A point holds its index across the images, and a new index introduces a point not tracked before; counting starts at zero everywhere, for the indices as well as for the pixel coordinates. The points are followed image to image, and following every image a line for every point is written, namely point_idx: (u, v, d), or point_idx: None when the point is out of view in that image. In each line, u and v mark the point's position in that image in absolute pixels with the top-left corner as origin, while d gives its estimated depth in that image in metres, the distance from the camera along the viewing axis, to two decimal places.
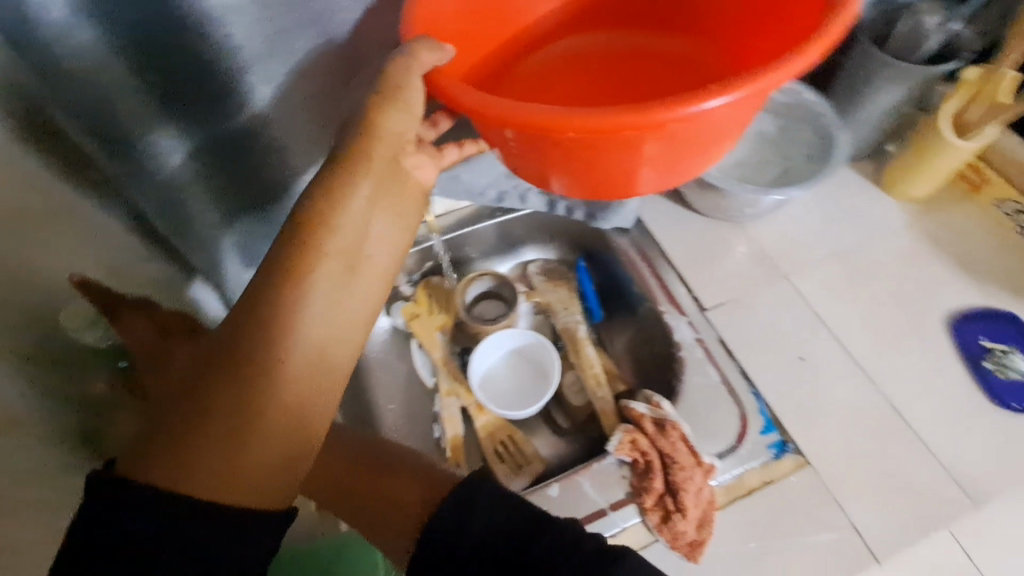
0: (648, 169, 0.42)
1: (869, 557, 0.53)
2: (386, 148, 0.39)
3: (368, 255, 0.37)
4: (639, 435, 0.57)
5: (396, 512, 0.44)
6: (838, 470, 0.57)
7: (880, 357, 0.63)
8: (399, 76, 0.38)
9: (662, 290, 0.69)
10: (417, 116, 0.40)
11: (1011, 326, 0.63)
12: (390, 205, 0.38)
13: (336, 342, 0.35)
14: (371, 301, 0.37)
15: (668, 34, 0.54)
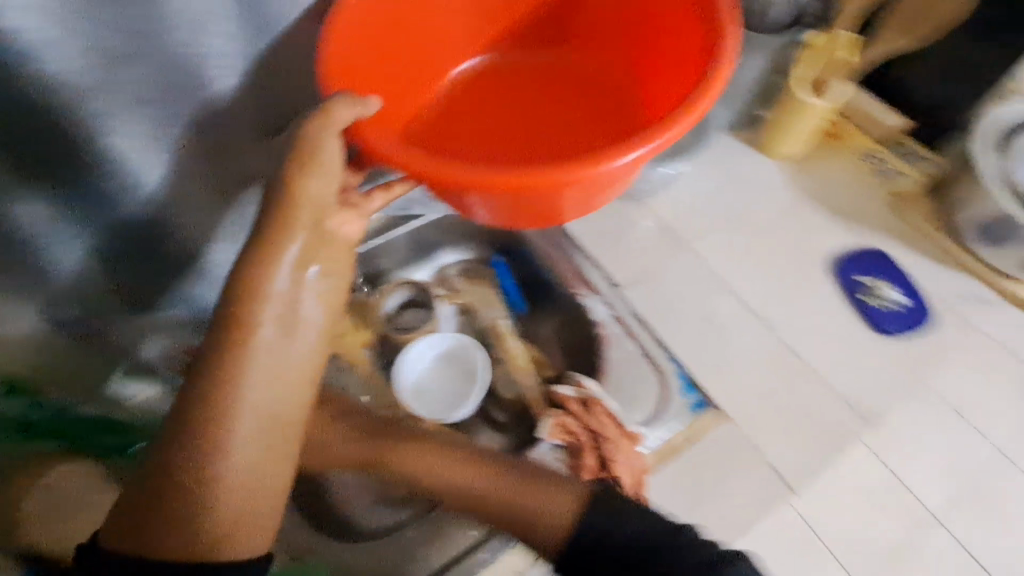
0: (573, 208, 0.49)
1: (786, 492, 0.58)
2: (308, 213, 0.41)
3: (304, 315, 0.40)
4: (566, 417, 0.58)
5: (535, 524, 0.47)
6: (751, 416, 0.62)
7: (777, 306, 0.69)
8: (320, 137, 0.42)
9: (575, 274, 0.72)
10: (334, 175, 0.43)
11: (883, 261, 0.70)
12: (326, 262, 0.41)
13: (281, 401, 0.38)
14: (313, 357, 0.40)
15: (568, 52, 0.65)
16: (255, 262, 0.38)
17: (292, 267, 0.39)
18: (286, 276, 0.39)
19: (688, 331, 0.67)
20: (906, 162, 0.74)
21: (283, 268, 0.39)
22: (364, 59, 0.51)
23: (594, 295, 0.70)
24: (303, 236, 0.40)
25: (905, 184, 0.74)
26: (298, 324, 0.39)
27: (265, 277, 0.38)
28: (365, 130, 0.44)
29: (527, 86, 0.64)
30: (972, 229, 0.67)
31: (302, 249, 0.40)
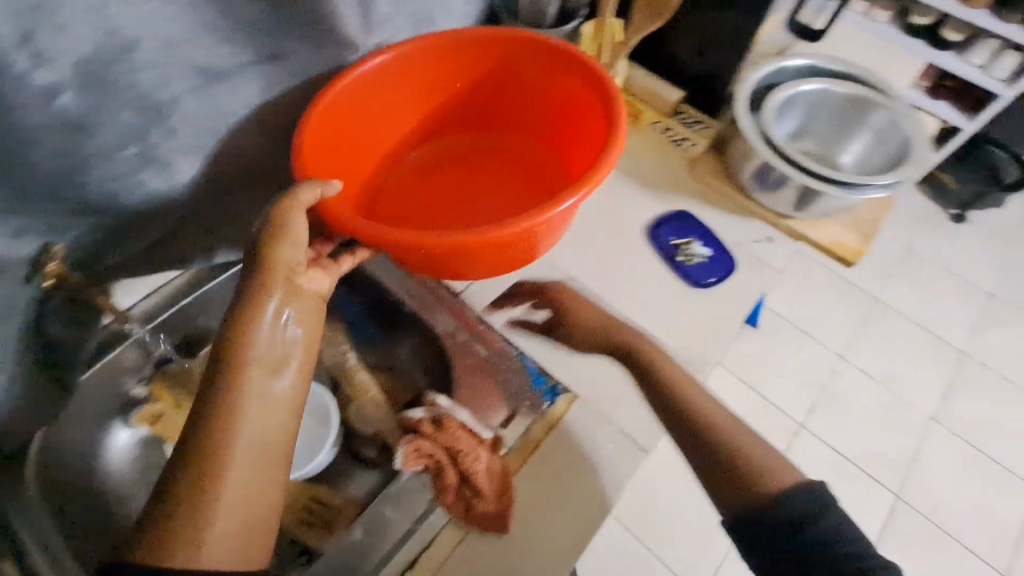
0: (525, 250, 0.61)
1: (641, 452, 0.61)
2: (281, 275, 0.49)
3: (285, 356, 0.49)
4: (420, 441, 0.57)
5: (739, 482, 0.57)
6: (599, 390, 0.65)
7: (606, 279, 0.73)
8: (294, 221, 0.49)
9: (413, 291, 0.71)
10: (303, 247, 0.50)
11: (689, 221, 0.77)
12: (298, 311, 0.50)
13: (272, 426, 0.47)
14: (297, 388, 0.50)
15: (487, 130, 0.79)
16: (243, 318, 0.47)
17: (271, 323, 0.48)
18: (268, 329, 0.48)
19: (530, 320, 0.69)
20: (687, 128, 0.81)
21: (266, 322, 0.47)
22: (325, 148, 0.62)
23: (436, 307, 0.70)
24: (278, 298, 0.48)
25: (692, 148, 0.82)
26: (283, 367, 0.49)
27: (255, 325, 0.47)
28: (337, 211, 0.55)
29: (457, 163, 0.77)
30: (750, 177, 0.75)
31: (281, 310, 0.48)
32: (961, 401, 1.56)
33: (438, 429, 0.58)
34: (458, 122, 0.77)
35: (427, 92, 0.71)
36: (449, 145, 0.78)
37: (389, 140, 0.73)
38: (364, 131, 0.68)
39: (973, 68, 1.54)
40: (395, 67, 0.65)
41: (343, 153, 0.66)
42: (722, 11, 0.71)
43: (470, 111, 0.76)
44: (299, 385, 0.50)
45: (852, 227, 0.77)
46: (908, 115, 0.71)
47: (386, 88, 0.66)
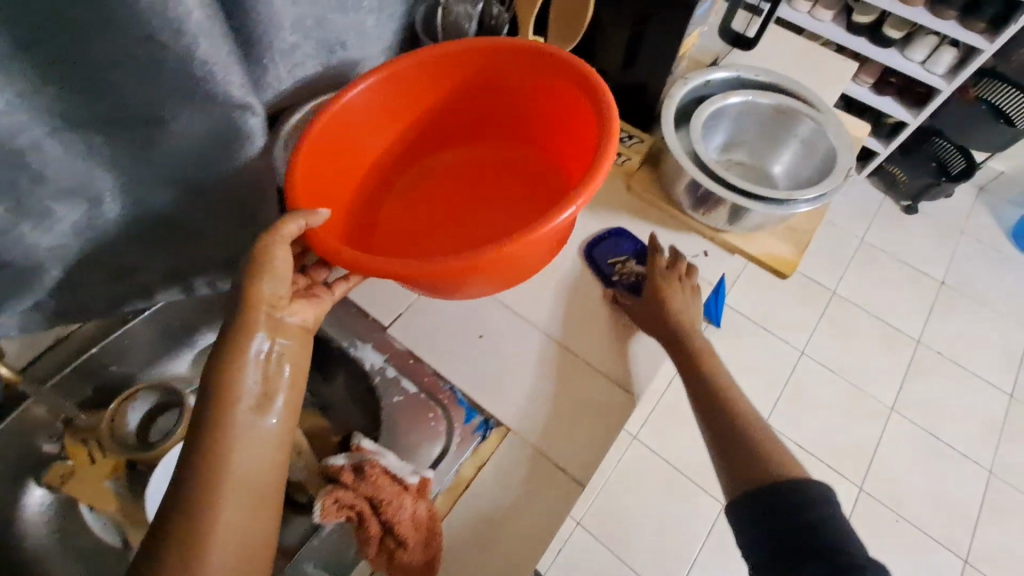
0: (535, 260, 0.58)
1: (576, 486, 0.61)
2: (262, 311, 0.48)
3: (273, 385, 0.48)
4: (341, 492, 0.54)
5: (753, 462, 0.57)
6: (535, 423, 0.64)
7: (540, 304, 0.71)
8: (280, 257, 0.49)
9: (338, 325, 0.68)
10: (287, 278, 0.50)
11: (625, 239, 0.76)
12: (283, 341, 0.50)
13: (262, 463, 0.46)
14: (288, 416, 0.49)
15: (479, 142, 0.76)
16: (231, 354, 0.46)
17: (257, 361, 0.47)
18: (257, 361, 0.47)
19: (462, 352, 0.67)
20: (621, 144, 0.80)
21: (250, 358, 0.47)
22: (317, 177, 0.59)
23: (364, 343, 0.67)
24: (265, 336, 0.48)
25: (628, 163, 0.80)
26: (272, 403, 0.48)
27: (244, 359, 0.46)
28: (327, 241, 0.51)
29: (453, 178, 0.75)
30: (682, 196, 0.74)
31: (268, 347, 0.48)
32: (917, 387, 1.59)
33: (359, 477, 0.55)
34: (451, 131, 0.74)
35: (417, 108, 0.68)
36: (445, 159, 0.75)
37: (384, 161, 0.71)
38: (354, 159, 0.65)
39: (914, 62, 1.56)
40: (380, 86, 0.61)
41: (335, 180, 0.63)
42: (647, 27, 0.69)
43: (463, 120, 0.73)
44: (287, 422, 0.49)
45: (786, 238, 0.76)
46: (834, 124, 0.70)
47: (374, 108, 0.63)
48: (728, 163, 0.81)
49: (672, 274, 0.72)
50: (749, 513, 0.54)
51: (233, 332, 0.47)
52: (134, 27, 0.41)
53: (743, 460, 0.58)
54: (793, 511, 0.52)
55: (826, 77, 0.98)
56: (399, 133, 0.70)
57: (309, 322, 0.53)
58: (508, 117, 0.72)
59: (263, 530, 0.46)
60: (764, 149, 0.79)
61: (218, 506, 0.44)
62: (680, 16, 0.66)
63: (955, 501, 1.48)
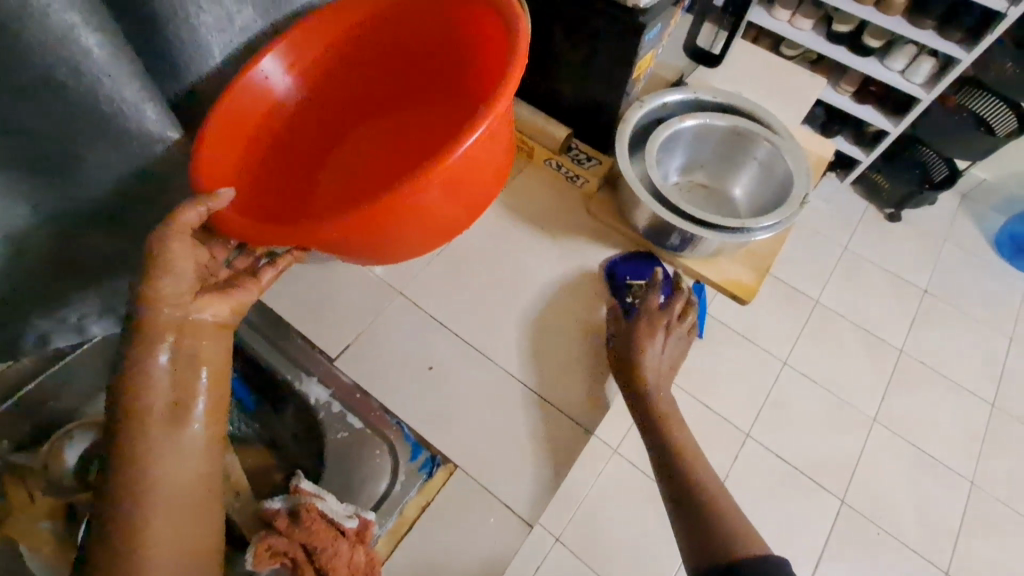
0: (460, 201, 0.54)
1: (524, 525, 0.60)
2: (165, 317, 0.45)
3: (186, 390, 0.45)
4: (274, 539, 0.52)
5: (708, 530, 0.56)
6: (482, 460, 0.62)
7: (494, 334, 0.69)
8: (177, 250, 0.45)
9: (285, 358, 0.66)
10: (188, 272, 0.46)
11: (655, 269, 0.75)
12: (196, 340, 0.46)
13: (184, 471, 0.44)
14: (208, 419, 0.46)
15: (403, 104, 0.69)
16: (134, 368, 0.44)
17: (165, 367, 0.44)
18: (167, 368, 0.45)
19: (409, 385, 0.66)
20: (579, 166, 0.78)
21: (162, 368, 0.44)
22: (230, 156, 0.54)
23: (309, 376, 0.65)
24: (171, 340, 0.45)
25: (587, 185, 0.79)
26: (190, 411, 0.45)
27: (150, 371, 0.44)
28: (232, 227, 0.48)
29: (390, 143, 0.68)
30: (643, 223, 0.73)
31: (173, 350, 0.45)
32: (899, 398, 1.56)
33: (294, 523, 0.53)
34: (383, 92, 0.68)
35: (337, 67, 0.63)
36: (380, 124, 0.69)
37: (312, 134, 0.65)
38: (271, 142, 0.60)
39: (894, 71, 1.55)
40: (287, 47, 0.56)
41: (256, 158, 0.58)
42: (598, 48, 0.68)
43: (396, 76, 0.66)
44: (215, 425, 0.47)
45: (746, 262, 0.74)
46: (791, 148, 0.69)
47: (288, 69, 0.58)
48: (688, 185, 0.79)
49: (663, 316, 0.69)
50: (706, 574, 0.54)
51: (135, 344, 0.44)
52: (29, 63, 0.39)
53: (693, 501, 0.59)
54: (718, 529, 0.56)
55: (792, 92, 0.96)
56: (313, 109, 0.63)
57: (223, 317, 0.48)
58: (425, 74, 0.66)
59: (202, 536, 0.44)
60: (723, 171, 0.78)
61: (148, 522, 0.42)
62: (630, 41, 0.65)
63: (935, 513, 1.46)
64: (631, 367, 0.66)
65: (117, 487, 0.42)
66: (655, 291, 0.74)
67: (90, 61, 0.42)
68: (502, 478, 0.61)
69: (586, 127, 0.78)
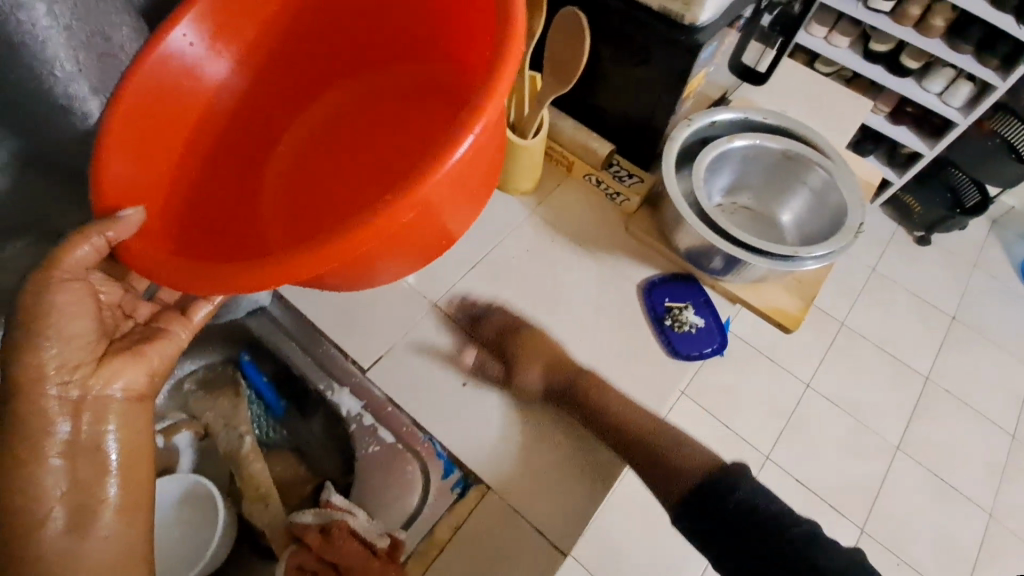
0: (439, 220, 0.46)
1: (556, 554, 0.57)
2: (57, 407, 0.42)
3: (85, 487, 0.43)
4: (302, 557, 0.52)
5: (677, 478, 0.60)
6: (514, 484, 0.59)
7: (528, 350, 0.68)
8: (61, 311, 0.42)
9: (317, 366, 0.66)
10: (84, 343, 0.44)
11: (694, 290, 0.73)
12: (97, 424, 0.44)
13: (100, 551, 0.44)
14: (116, 511, 0.45)
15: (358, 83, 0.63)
16: (25, 465, 0.42)
17: (60, 464, 0.42)
18: (65, 460, 0.43)
19: (441, 401, 0.63)
20: (619, 183, 0.76)
21: (56, 463, 0.42)
22: (145, 160, 0.47)
23: (342, 386, 0.65)
24: (67, 424, 0.43)
25: (626, 203, 0.77)
26: (96, 515, 0.44)
27: (41, 470, 0.42)
28: (149, 253, 0.42)
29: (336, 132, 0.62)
30: (684, 245, 0.71)
31: (67, 440, 0.43)
32: (924, 427, 1.52)
33: (324, 540, 0.53)
34: (323, 70, 0.61)
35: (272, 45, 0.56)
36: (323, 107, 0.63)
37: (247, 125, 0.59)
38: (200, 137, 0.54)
39: (932, 94, 1.52)
40: (203, 25, 0.50)
41: (180, 162, 0.52)
42: (646, 65, 0.66)
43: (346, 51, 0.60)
44: (131, 510, 0.45)
45: (791, 289, 0.72)
46: (845, 176, 0.67)
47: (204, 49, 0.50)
48: (731, 207, 0.77)
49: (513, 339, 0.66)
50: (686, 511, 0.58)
51: (25, 434, 0.42)
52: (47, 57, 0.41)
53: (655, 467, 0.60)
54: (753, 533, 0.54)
55: (839, 113, 0.94)
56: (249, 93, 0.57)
57: (136, 386, 0.46)
58: (379, 51, 0.60)
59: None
60: (770, 193, 0.76)
61: None
62: (683, 59, 0.62)
63: (954, 547, 1.43)
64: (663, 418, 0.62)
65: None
66: (696, 314, 0.72)
67: (68, 72, 0.44)
68: (538, 501, 0.59)
69: (630, 143, 0.76)
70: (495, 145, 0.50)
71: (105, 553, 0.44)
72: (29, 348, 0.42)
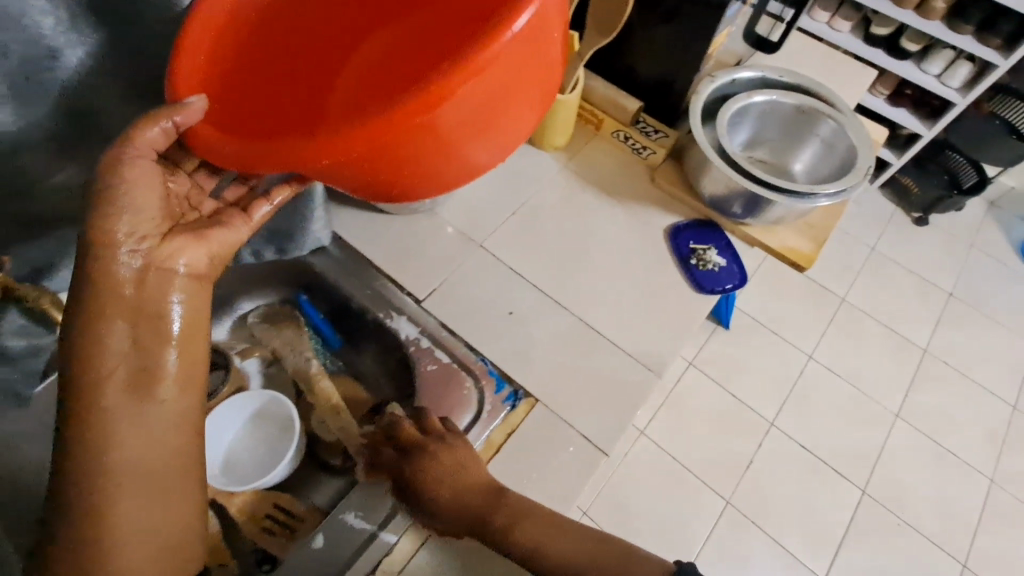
0: (496, 135, 0.42)
1: (600, 454, 0.65)
2: (127, 275, 0.45)
3: (152, 360, 0.46)
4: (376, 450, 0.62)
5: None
6: (561, 397, 0.68)
7: (566, 285, 0.75)
8: (136, 179, 0.46)
9: (374, 297, 0.72)
10: (152, 219, 0.47)
11: (714, 232, 0.80)
12: (161, 295, 0.47)
13: (162, 419, 0.47)
14: (178, 386, 0.47)
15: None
16: (90, 330, 0.45)
17: (124, 327, 0.45)
18: (126, 331, 0.45)
19: (491, 328, 0.71)
20: (646, 137, 0.83)
21: (123, 327, 0.45)
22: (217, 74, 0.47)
23: (398, 314, 0.70)
24: (132, 290, 0.45)
25: (653, 157, 0.84)
26: (158, 378, 0.46)
27: (106, 334, 0.45)
28: (208, 139, 0.43)
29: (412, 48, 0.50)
30: (706, 190, 0.78)
31: (135, 303, 0.46)
32: (924, 396, 1.56)
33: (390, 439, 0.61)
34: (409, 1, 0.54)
35: None
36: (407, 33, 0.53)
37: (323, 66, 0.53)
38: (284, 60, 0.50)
39: (930, 75, 1.58)
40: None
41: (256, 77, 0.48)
42: (675, 23, 0.72)
43: None
44: (187, 388, 0.48)
45: (803, 232, 0.79)
46: (854, 125, 0.74)
47: None
48: (750, 160, 0.84)
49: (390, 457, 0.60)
50: None
51: (95, 297, 0.45)
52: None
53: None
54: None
55: (847, 81, 1.01)
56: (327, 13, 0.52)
57: (196, 266, 0.49)
58: None
59: (164, 523, 0.46)
60: (786, 147, 0.82)
61: (115, 458, 0.45)
62: (711, 15, 0.69)
63: (956, 506, 1.45)
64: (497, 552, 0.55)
65: (89, 431, 0.44)
66: (719, 254, 0.78)
67: None
68: (584, 410, 0.67)
69: (655, 102, 0.83)
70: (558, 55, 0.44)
71: (161, 422, 0.47)
72: (100, 210, 0.45)
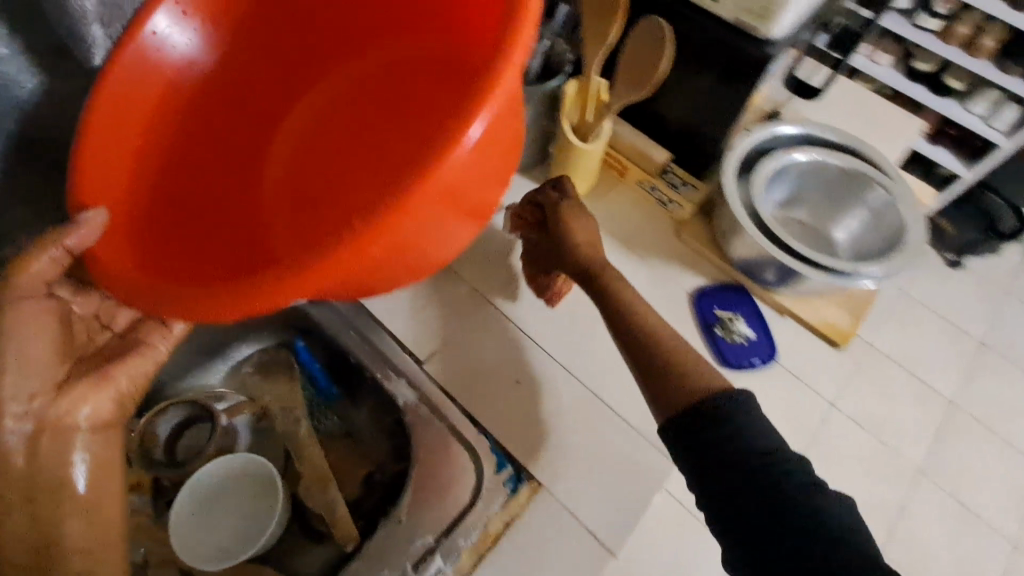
0: (449, 233, 0.40)
1: (605, 553, 0.59)
2: (21, 438, 0.44)
3: (53, 527, 0.45)
4: (516, 209, 0.72)
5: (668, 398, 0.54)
6: (568, 481, 0.62)
7: (579, 351, 0.69)
8: (26, 324, 0.46)
9: (372, 353, 0.67)
10: (47, 366, 0.46)
11: (743, 299, 0.74)
12: (59, 455, 0.46)
13: None
14: (86, 546, 0.46)
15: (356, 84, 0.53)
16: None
17: (23, 493, 0.44)
18: (23, 502, 0.44)
19: (497, 396, 0.66)
20: (674, 191, 0.76)
21: (21, 493, 0.44)
22: (130, 150, 0.45)
23: (397, 376, 0.65)
24: (28, 450, 0.45)
25: (679, 211, 0.78)
26: (62, 545, 0.45)
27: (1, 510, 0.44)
28: (124, 270, 0.41)
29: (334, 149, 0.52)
30: (735, 252, 0.72)
31: (30, 473, 0.44)
32: None
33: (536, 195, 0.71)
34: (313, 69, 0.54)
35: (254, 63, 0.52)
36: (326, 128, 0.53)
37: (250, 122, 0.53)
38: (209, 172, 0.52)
39: (975, 116, 1.50)
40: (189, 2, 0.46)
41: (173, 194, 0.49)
42: (715, 77, 0.66)
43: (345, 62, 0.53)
44: (100, 547, 0.47)
45: (843, 304, 0.73)
46: (906, 196, 0.67)
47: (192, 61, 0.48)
48: (785, 220, 0.76)
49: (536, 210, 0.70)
50: (678, 426, 0.52)
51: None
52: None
53: (643, 353, 0.57)
54: (794, 513, 0.47)
55: (893, 133, 0.94)
56: (242, 115, 0.53)
57: (100, 413, 0.48)
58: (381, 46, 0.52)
59: None
60: (828, 210, 0.75)
61: None
62: (756, 74, 0.63)
63: None
64: (597, 285, 0.63)
65: None
66: (746, 324, 0.72)
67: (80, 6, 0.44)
68: (592, 493, 0.61)
69: (686, 153, 0.77)
70: (508, 138, 0.42)
71: None
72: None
